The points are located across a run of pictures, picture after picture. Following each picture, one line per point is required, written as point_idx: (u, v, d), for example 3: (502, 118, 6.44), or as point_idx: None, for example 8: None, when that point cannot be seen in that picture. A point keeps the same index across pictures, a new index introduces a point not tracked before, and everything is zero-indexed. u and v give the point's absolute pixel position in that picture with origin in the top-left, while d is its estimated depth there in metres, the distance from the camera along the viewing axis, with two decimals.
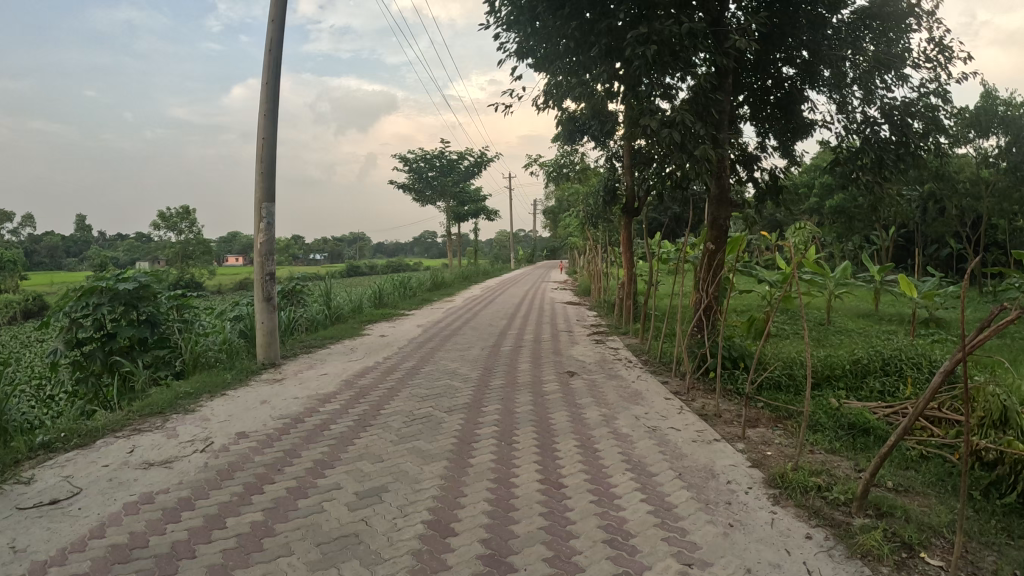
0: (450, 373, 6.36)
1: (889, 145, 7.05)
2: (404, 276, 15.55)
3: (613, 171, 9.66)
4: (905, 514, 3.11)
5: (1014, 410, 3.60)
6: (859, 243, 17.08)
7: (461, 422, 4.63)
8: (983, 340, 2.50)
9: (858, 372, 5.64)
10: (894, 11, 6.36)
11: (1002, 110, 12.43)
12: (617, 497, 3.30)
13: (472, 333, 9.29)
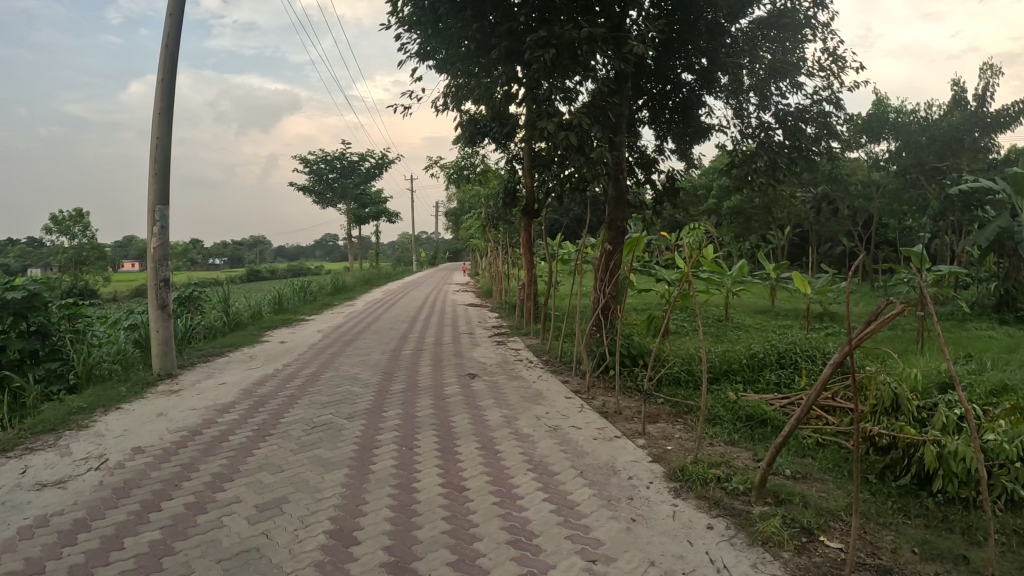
0: (351, 379, 6.24)
1: (782, 149, 7.41)
2: (305, 281, 15.18)
3: (512, 176, 9.67)
4: (802, 499, 3.26)
5: (905, 397, 3.83)
6: (755, 243, 17.84)
7: (363, 428, 4.55)
8: (871, 333, 2.64)
9: (754, 365, 5.88)
10: (791, 22, 6.63)
11: (892, 118, 13.28)
12: (520, 498, 3.32)
13: (374, 338, 9.16)
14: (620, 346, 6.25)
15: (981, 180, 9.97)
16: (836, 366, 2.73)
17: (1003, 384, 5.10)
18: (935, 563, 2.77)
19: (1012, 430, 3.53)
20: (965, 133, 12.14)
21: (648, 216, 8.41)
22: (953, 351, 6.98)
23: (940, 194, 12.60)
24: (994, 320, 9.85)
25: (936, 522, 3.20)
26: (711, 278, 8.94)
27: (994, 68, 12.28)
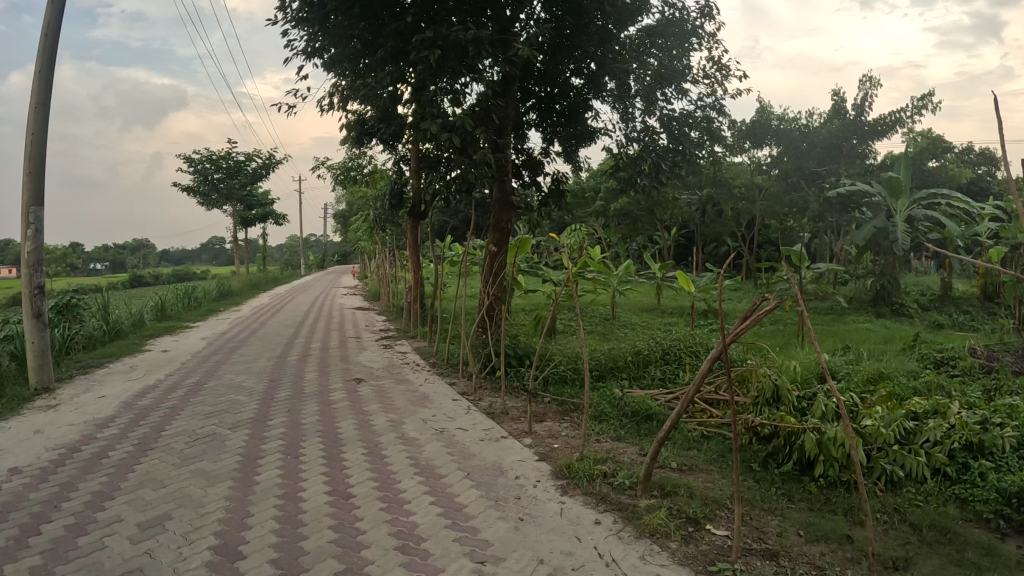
0: (236, 388, 6.02)
1: (665, 153, 7.63)
2: (190, 286, 14.54)
3: (399, 177, 9.56)
4: (687, 491, 3.37)
5: (784, 388, 4.06)
6: (643, 244, 18.39)
7: (247, 438, 4.41)
8: (746, 329, 2.78)
9: (640, 362, 6.05)
10: (679, 30, 7.02)
11: (775, 124, 13.94)
12: (407, 502, 3.29)
13: (259, 344, 8.88)
14: (506, 347, 6.29)
15: (857, 184, 10.64)
16: (715, 361, 2.86)
17: (878, 373, 5.43)
18: (819, 543, 2.93)
19: (887, 416, 3.84)
20: (846, 139, 13.19)
21: (534, 217, 8.53)
22: (830, 344, 7.42)
23: (818, 196, 13.31)
24: (870, 314, 10.50)
25: (820, 504, 3.38)
26: (598, 277, 9.13)
27: (873, 80, 13.11)
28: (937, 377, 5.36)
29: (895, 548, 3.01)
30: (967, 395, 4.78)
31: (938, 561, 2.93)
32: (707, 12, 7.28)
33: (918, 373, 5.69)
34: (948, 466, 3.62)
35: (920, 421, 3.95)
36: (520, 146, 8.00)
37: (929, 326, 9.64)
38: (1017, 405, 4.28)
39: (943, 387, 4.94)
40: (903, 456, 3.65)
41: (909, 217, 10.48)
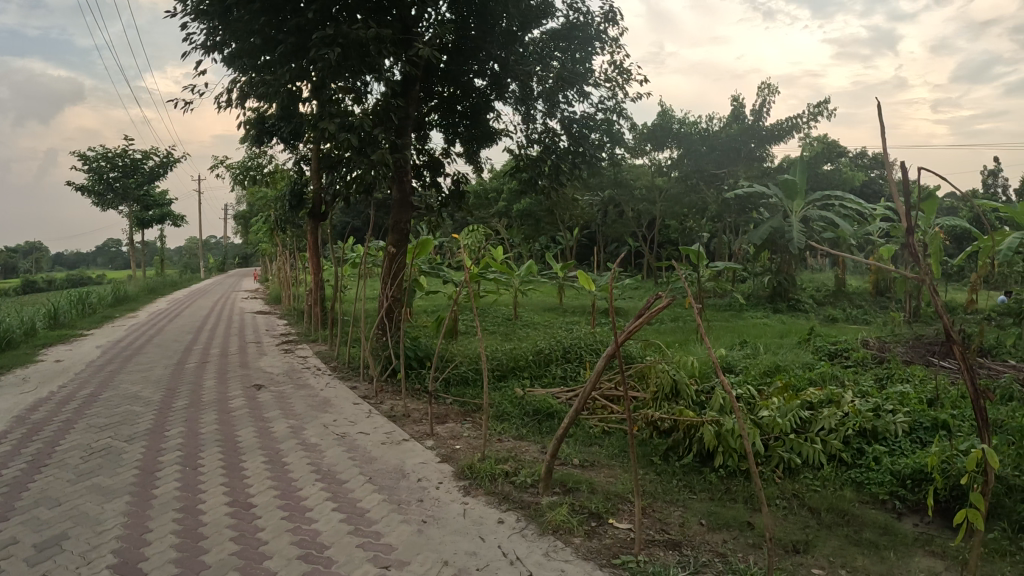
0: (131, 398, 5.77)
1: (565, 154, 7.78)
2: (83, 291, 13.80)
3: (299, 177, 9.42)
4: (589, 487, 3.45)
5: (683, 383, 4.20)
6: (547, 244, 18.61)
7: (144, 451, 4.24)
8: (638, 327, 2.92)
9: (541, 362, 6.13)
10: (582, 34, 7.29)
11: (676, 127, 14.32)
12: (309, 510, 3.24)
13: (157, 351, 8.53)
14: (406, 349, 6.28)
15: (754, 185, 11.05)
16: (614, 353, 2.93)
17: (774, 365, 5.65)
18: (720, 531, 3.05)
19: (783, 406, 4.04)
20: (744, 143, 13.73)
21: (434, 218, 8.50)
22: (729, 339, 7.72)
23: (718, 197, 13.77)
24: (767, 309, 10.94)
25: (720, 494, 3.50)
26: (500, 278, 9.16)
27: (770, 87, 13.65)
28: (830, 368, 5.63)
29: (795, 532, 3.17)
30: (859, 383, 5.07)
31: (837, 542, 3.09)
32: (610, 17, 7.44)
33: (813, 364, 5.97)
34: (844, 452, 3.82)
35: (816, 410, 4.16)
36: (421, 146, 7.99)
37: (824, 320, 10.11)
38: (906, 393, 4.61)
39: (838, 376, 5.21)
40: (800, 445, 3.83)
41: (806, 218, 10.98)
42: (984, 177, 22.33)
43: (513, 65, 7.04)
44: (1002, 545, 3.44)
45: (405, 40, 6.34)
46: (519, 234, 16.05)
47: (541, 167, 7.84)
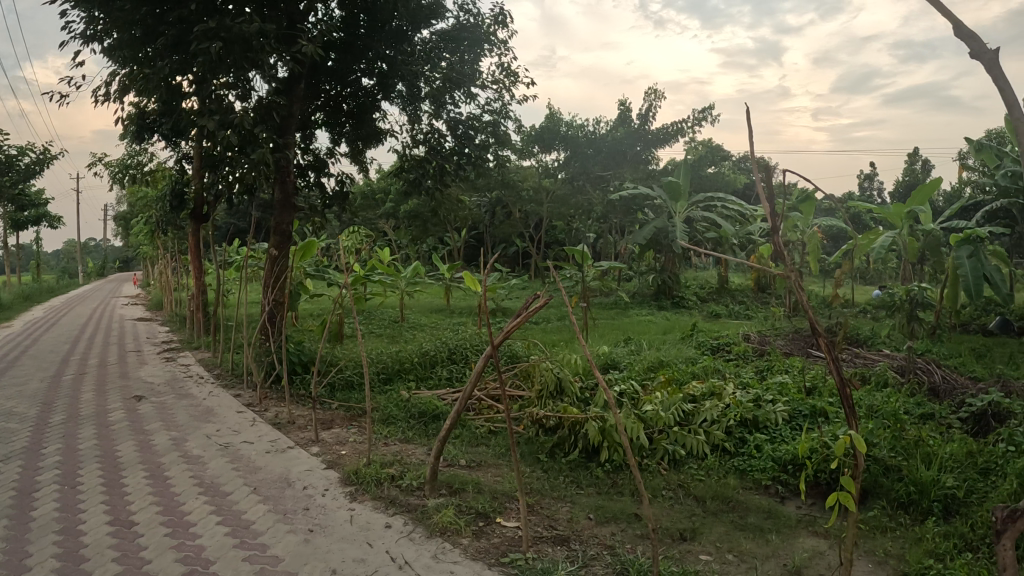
0: (3, 415, 5.46)
1: (450, 155, 8.00)
2: None
3: (180, 176, 8.97)
4: (474, 487, 3.75)
5: (567, 381, 4.61)
6: (438, 246, 18.62)
7: (19, 470, 4.06)
8: (513, 328, 3.21)
9: (426, 363, 6.18)
10: (470, 35, 7.53)
11: (563, 131, 14.57)
12: (193, 525, 3.33)
13: (29, 364, 8.07)
14: (290, 354, 6.32)
15: (639, 188, 11.55)
16: (492, 354, 3.17)
17: (657, 361, 5.96)
18: (608, 524, 3.35)
19: (667, 400, 4.32)
20: (630, 146, 13.99)
21: (317, 219, 8.41)
22: (616, 336, 8.04)
23: (604, 198, 14.23)
24: (652, 307, 11.39)
25: (606, 488, 3.81)
26: (385, 279, 9.06)
27: (656, 92, 14.16)
28: (713, 361, 6.02)
29: (682, 521, 3.34)
30: (739, 376, 5.49)
31: (724, 528, 3.30)
32: (499, 18, 7.73)
33: (696, 359, 6.28)
34: (726, 442, 4.12)
35: (698, 403, 4.50)
36: (306, 145, 7.94)
37: (707, 316, 10.61)
38: (784, 383, 5.08)
39: (718, 370, 5.62)
40: (684, 436, 4.08)
41: (687, 216, 11.53)
42: (859, 181, 23.90)
43: (400, 65, 7.18)
44: (882, 522, 3.70)
45: (289, 37, 6.32)
46: (408, 235, 15.96)
47: (427, 167, 7.95)
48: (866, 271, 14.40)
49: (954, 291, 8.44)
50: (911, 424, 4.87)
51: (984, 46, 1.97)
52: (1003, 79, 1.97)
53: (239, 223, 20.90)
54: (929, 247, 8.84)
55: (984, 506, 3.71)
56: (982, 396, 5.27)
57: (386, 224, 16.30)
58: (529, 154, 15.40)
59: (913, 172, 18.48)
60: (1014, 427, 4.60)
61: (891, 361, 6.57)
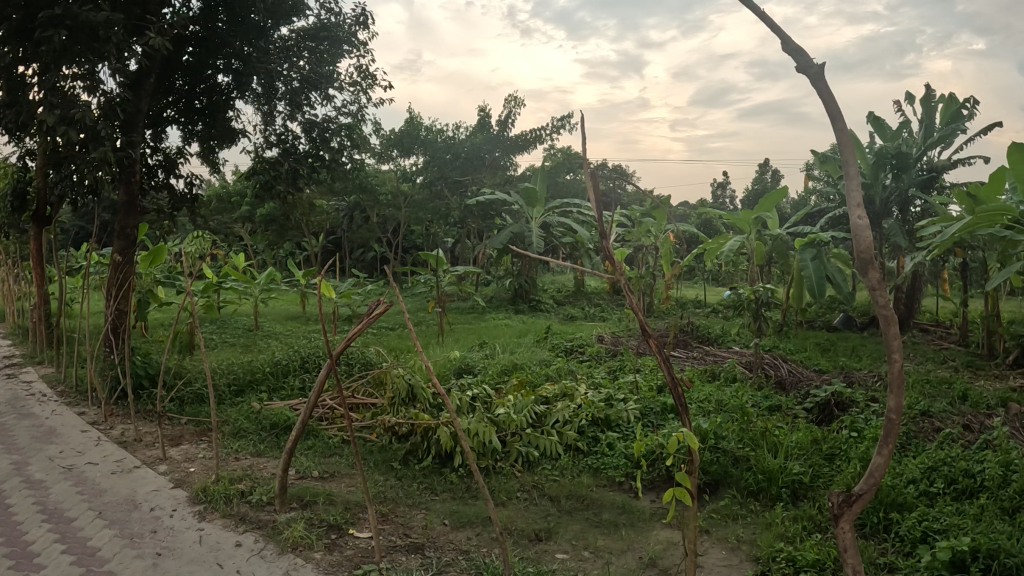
0: None
1: (304, 157, 7.81)
2: None
3: (22, 174, 8.25)
4: (326, 499, 3.68)
5: (418, 387, 4.77)
6: (296, 251, 18.09)
7: None
8: (356, 333, 3.34)
9: (278, 372, 5.97)
10: (329, 35, 7.41)
11: (422, 134, 14.65)
12: (36, 555, 3.09)
13: None
14: (135, 367, 5.90)
15: (496, 193, 11.80)
16: (333, 365, 3.27)
17: (512, 363, 6.12)
18: (464, 529, 3.47)
19: (520, 403, 4.59)
20: (488, 152, 14.68)
21: (165, 222, 7.98)
22: (471, 340, 8.10)
23: (460, 203, 14.36)
24: (509, 310, 11.60)
25: (460, 492, 3.93)
26: (236, 285, 8.57)
27: (515, 99, 14.51)
28: (566, 363, 6.24)
29: (538, 522, 3.51)
30: (590, 376, 5.76)
31: (579, 526, 3.48)
32: (361, 20, 7.70)
33: (549, 361, 6.48)
34: (579, 441, 4.41)
35: (550, 404, 4.83)
36: (155, 145, 7.48)
37: (563, 318, 10.99)
38: (635, 380, 5.43)
39: (571, 371, 5.88)
40: (536, 439, 4.32)
41: (544, 222, 11.88)
42: (712, 190, 25.40)
43: (255, 61, 6.92)
44: (732, 510, 3.92)
45: (140, 28, 5.99)
46: (264, 240, 15.33)
47: (279, 170, 7.64)
48: (717, 273, 15.35)
49: (800, 290, 9.13)
50: (759, 415, 5.22)
51: (810, 61, 2.04)
52: (827, 93, 2.03)
53: (77, 226, 19.25)
54: (776, 250, 9.48)
55: (825, 490, 4.01)
56: (823, 387, 5.73)
57: (240, 227, 15.57)
58: (388, 159, 15.61)
59: (760, 182, 19.90)
60: (855, 414, 5.08)
61: (738, 357, 7.02)
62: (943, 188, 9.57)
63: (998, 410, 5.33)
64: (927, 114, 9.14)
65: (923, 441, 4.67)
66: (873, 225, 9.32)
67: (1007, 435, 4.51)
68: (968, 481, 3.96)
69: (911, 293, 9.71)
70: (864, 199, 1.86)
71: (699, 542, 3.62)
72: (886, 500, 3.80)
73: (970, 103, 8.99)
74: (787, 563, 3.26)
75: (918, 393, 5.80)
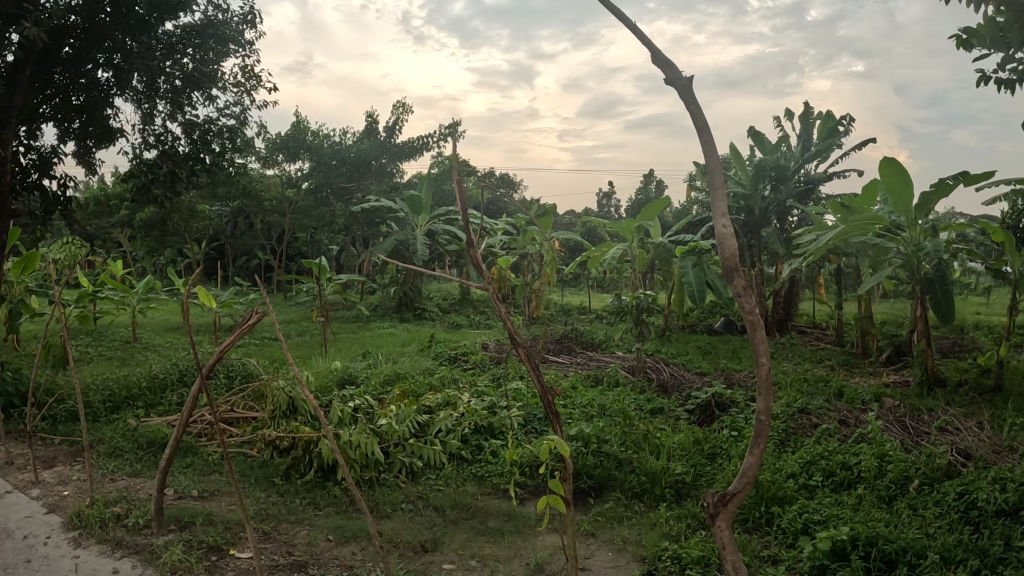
0: None
1: (183, 159, 7.47)
2: None
3: None
4: (206, 519, 3.53)
5: (298, 399, 4.65)
6: (175, 257, 17.23)
7: None
8: (234, 340, 3.24)
9: (155, 387, 5.67)
10: (214, 33, 7.20)
11: (308, 139, 14.38)
12: None
13: None
14: (2, 384, 5.44)
15: (381, 200, 11.79)
16: (203, 380, 3.18)
17: (395, 373, 6.08)
18: (348, 544, 3.44)
19: (402, 413, 4.60)
20: (375, 158, 14.48)
21: (36, 226, 7.41)
22: (354, 350, 7.95)
23: (345, 210, 14.09)
24: (393, 319, 11.51)
25: (344, 507, 3.88)
26: (112, 295, 8.06)
27: (403, 106, 14.45)
28: (449, 372, 6.27)
29: (424, 533, 3.54)
30: (473, 384, 5.81)
31: (465, 535, 3.54)
32: (249, 19, 7.51)
33: (433, 369, 6.50)
34: (462, 450, 4.48)
35: (433, 413, 4.86)
36: (27, 143, 6.94)
37: (448, 326, 11.02)
38: (518, 388, 5.57)
39: (454, 380, 5.92)
40: (419, 449, 4.36)
41: (429, 229, 11.92)
42: (598, 199, 26.10)
43: (136, 57, 6.53)
44: (618, 512, 4.04)
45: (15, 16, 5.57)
46: (141, 246, 14.55)
47: (156, 172, 7.28)
48: (601, 280, 15.76)
49: (681, 296, 9.53)
50: (641, 418, 5.42)
51: (677, 73, 2.08)
52: (694, 106, 2.17)
53: None
54: (659, 257, 9.89)
55: (706, 488, 4.20)
56: (703, 389, 6.01)
57: (116, 233, 14.71)
58: (273, 164, 15.15)
59: (644, 193, 20.63)
60: (735, 414, 5.36)
61: (621, 362, 7.25)
62: (817, 199, 10.25)
63: (871, 404, 5.72)
64: (806, 130, 9.79)
65: (801, 437, 4.99)
66: (753, 232, 9.85)
67: (878, 428, 4.86)
68: (845, 473, 4.25)
69: (789, 296, 10.32)
70: (729, 212, 2.01)
71: (586, 546, 3.71)
72: (768, 495, 4.03)
73: (846, 121, 9.74)
74: (672, 561, 3.39)
75: (796, 391, 6.17)
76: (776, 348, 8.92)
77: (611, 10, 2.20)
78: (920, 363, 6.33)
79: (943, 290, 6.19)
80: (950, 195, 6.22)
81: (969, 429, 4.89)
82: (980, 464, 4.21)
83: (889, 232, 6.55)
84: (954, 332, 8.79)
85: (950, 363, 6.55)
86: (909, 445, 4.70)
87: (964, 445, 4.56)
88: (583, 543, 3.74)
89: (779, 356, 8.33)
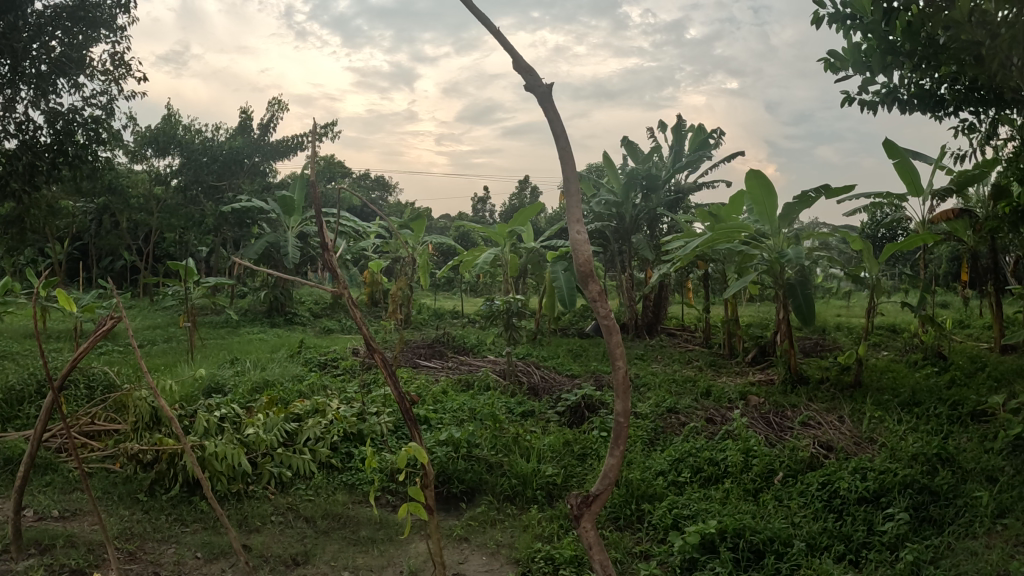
0: None
1: (44, 151, 6.92)
2: None
3: None
4: (68, 540, 3.29)
5: (161, 410, 4.41)
6: (29, 257, 15.94)
7: None
8: (94, 344, 3.02)
9: (12, 400, 5.21)
10: (85, 16, 6.78)
11: (179, 133, 13.68)
12: None
13: None
14: None
15: (251, 201, 11.37)
16: (57, 391, 2.93)
17: (264, 380, 5.89)
18: (217, 561, 3.32)
19: (270, 422, 4.46)
20: (247, 156, 14.01)
21: None
22: (221, 356, 7.62)
23: (215, 209, 13.47)
24: (264, 323, 11.14)
25: (212, 522, 3.72)
26: None
27: (279, 104, 14.01)
28: (319, 378, 6.14)
29: (295, 545, 3.47)
30: (342, 391, 5.71)
31: (337, 546, 3.50)
32: (123, 4, 7.10)
33: (302, 376, 6.33)
34: (332, 459, 4.41)
35: (301, 421, 4.75)
36: None
37: (319, 331, 10.78)
38: (387, 394, 5.52)
39: (325, 387, 5.81)
40: (288, 458, 4.26)
41: (301, 231, 11.62)
42: (473, 203, 26.28)
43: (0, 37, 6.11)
44: (490, 515, 4.10)
45: None
46: None
47: (14, 164, 6.68)
48: (474, 284, 15.90)
49: (553, 300, 9.71)
50: (512, 421, 5.53)
51: (537, 79, 1.97)
52: (553, 111, 1.97)
53: None
54: (532, 262, 10.09)
55: (576, 489, 4.33)
56: (573, 392, 6.17)
57: None
58: (140, 159, 14.30)
59: (519, 197, 20.99)
60: (604, 415, 5.56)
61: (493, 365, 7.34)
62: (687, 207, 10.78)
63: (737, 402, 6.08)
64: (677, 140, 10.28)
65: (669, 436, 5.23)
66: (624, 238, 10.24)
67: (744, 425, 5.17)
68: (711, 469, 4.51)
69: (659, 299, 10.76)
70: (583, 217, 1.95)
71: (459, 551, 3.74)
72: (638, 493, 4.20)
73: (716, 134, 10.29)
74: (546, 562, 3.47)
75: (666, 391, 6.47)
76: (646, 349, 9.31)
77: (478, 13, 2.08)
78: (785, 362, 6.77)
79: (804, 293, 6.69)
80: (811, 206, 6.72)
81: (829, 423, 5.30)
82: (840, 454, 4.58)
83: (754, 239, 6.95)
84: (816, 332, 9.53)
85: (811, 362, 7.05)
86: (773, 439, 5.05)
87: (822, 438, 4.95)
88: (457, 548, 3.78)
89: (651, 358, 8.68)
